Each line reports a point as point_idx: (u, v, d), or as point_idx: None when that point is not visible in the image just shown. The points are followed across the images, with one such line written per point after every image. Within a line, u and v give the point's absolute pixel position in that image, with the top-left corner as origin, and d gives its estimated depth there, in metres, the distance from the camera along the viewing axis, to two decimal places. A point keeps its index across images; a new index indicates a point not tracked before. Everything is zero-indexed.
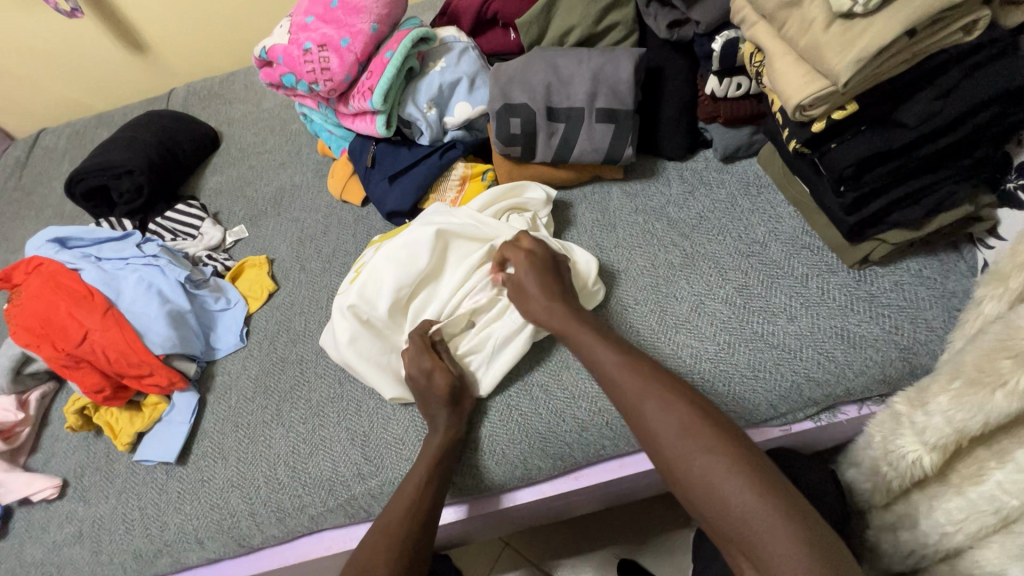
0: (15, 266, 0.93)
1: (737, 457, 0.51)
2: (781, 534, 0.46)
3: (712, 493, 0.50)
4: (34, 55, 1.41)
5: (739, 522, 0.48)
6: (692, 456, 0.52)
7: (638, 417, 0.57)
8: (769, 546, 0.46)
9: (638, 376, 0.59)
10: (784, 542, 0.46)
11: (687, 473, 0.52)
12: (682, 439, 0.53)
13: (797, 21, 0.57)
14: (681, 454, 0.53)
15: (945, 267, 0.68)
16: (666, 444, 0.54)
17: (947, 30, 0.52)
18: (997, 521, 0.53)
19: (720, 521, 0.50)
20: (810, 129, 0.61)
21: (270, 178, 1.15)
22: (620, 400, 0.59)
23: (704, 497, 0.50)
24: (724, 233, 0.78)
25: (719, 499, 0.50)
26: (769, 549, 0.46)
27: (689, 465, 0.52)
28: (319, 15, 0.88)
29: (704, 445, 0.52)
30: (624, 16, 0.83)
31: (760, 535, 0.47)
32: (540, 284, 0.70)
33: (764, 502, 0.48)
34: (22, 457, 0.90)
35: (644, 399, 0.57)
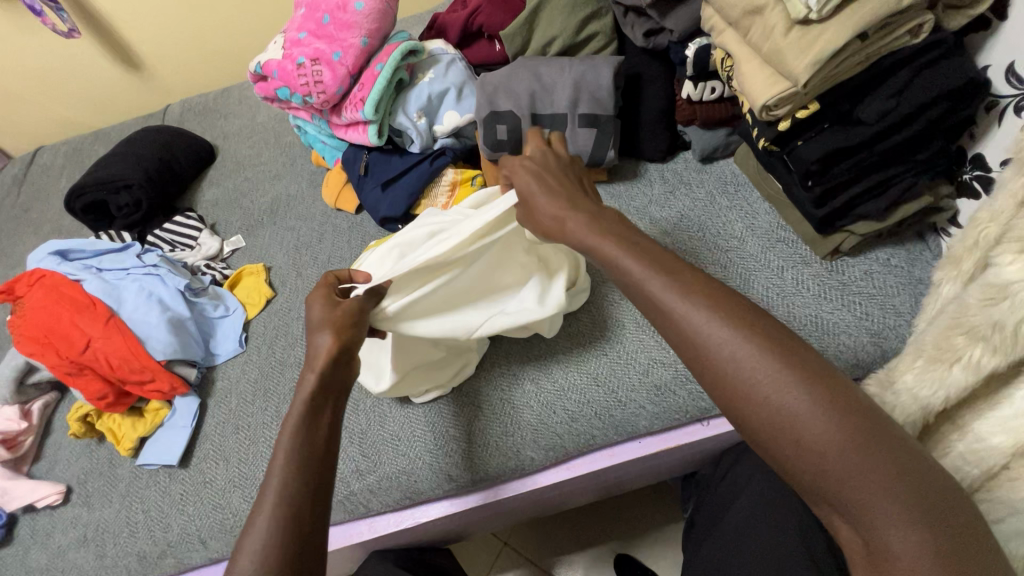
0: (18, 279, 0.96)
1: (826, 399, 0.40)
2: (889, 489, 0.37)
3: (797, 442, 0.39)
4: (32, 75, 1.44)
5: (835, 477, 0.38)
6: (772, 397, 0.41)
7: (699, 355, 0.44)
8: (873, 503, 0.37)
9: (693, 297, 0.46)
10: (892, 500, 0.37)
11: (767, 420, 0.41)
12: (757, 378, 0.41)
13: (759, 28, 0.61)
14: (753, 395, 0.41)
15: (913, 256, 0.72)
16: (737, 387, 0.42)
17: (896, 32, 0.56)
18: (963, 492, 0.55)
19: (806, 474, 0.40)
20: (777, 127, 0.65)
21: (266, 189, 1.18)
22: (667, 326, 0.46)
23: (790, 449, 0.40)
24: (703, 230, 0.82)
25: (807, 449, 0.39)
26: (869, 506, 0.37)
27: (767, 410, 0.41)
28: (311, 31, 0.92)
29: (794, 387, 0.40)
30: (602, 26, 0.87)
31: (861, 491, 0.37)
32: (555, 187, 0.61)
33: (863, 451, 0.38)
34: (26, 465, 0.91)
35: (705, 326, 0.44)
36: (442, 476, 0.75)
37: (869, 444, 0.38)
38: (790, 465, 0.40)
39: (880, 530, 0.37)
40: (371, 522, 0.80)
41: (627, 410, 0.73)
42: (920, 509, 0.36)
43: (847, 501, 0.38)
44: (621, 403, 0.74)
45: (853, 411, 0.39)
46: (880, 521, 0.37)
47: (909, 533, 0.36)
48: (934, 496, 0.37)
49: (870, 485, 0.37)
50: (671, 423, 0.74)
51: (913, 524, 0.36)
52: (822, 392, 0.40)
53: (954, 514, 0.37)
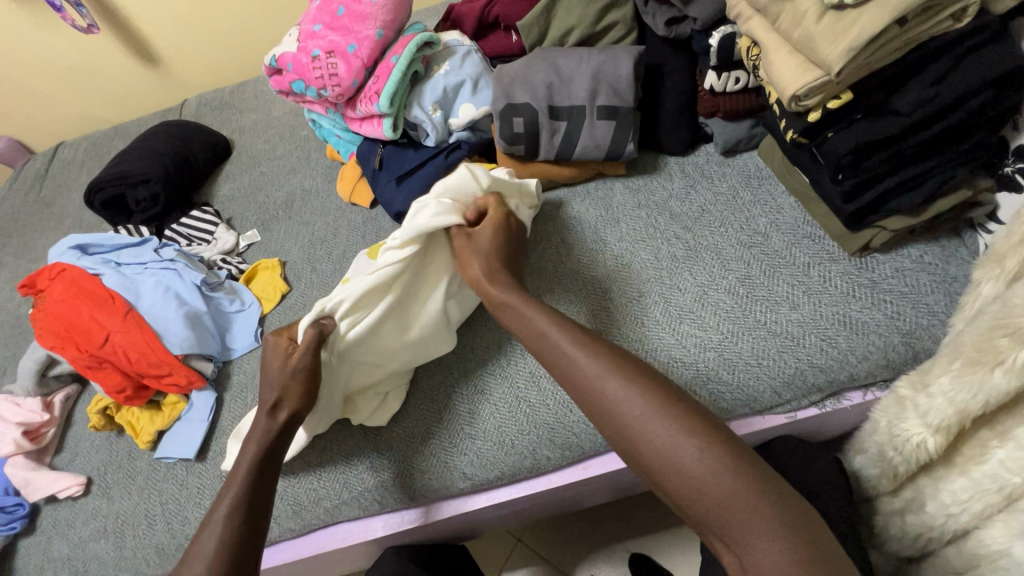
0: (39, 273, 0.97)
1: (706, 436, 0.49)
2: (753, 515, 0.45)
3: (681, 473, 0.48)
4: (53, 71, 1.46)
5: (714, 504, 0.46)
6: (653, 436, 0.50)
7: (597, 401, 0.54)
8: (745, 523, 0.45)
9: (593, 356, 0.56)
10: (762, 520, 0.45)
11: (657, 457, 0.49)
12: (646, 420, 0.51)
13: (790, 14, 0.59)
14: (644, 435, 0.50)
15: (947, 253, 0.69)
16: (626, 426, 0.52)
17: (939, 16, 0.53)
18: (1001, 500, 0.53)
19: (689, 502, 0.48)
20: (807, 118, 0.62)
21: (281, 183, 1.18)
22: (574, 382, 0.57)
23: (675, 481, 0.48)
24: (726, 226, 0.79)
25: (688, 480, 0.47)
26: (739, 524, 0.45)
27: (655, 446, 0.50)
28: (326, 23, 0.91)
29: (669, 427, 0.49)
30: (623, 15, 0.85)
31: (734, 514, 0.46)
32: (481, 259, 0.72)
33: (730, 481, 0.46)
34: (48, 457, 0.93)
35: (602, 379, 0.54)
36: (457, 474, 0.74)
37: (741, 471, 0.47)
38: (676, 495, 0.49)
39: (752, 548, 0.44)
40: (385, 519, 0.79)
41: None
42: (782, 525, 0.44)
43: (722, 524, 0.46)
44: None
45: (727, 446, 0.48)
46: (748, 538, 0.45)
47: (778, 547, 0.43)
48: (798, 519, 0.45)
49: (745, 507, 0.45)
50: None
51: (779, 539, 0.44)
52: (702, 432, 0.49)
53: (816, 537, 0.44)
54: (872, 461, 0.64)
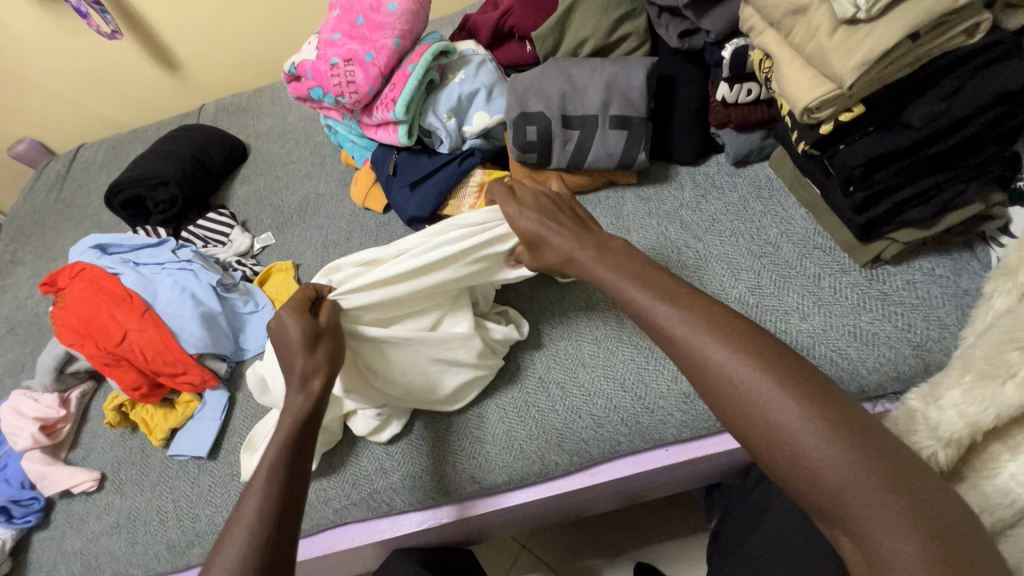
0: (60, 271, 0.99)
1: (832, 422, 0.45)
2: (886, 505, 0.42)
3: (806, 462, 0.44)
4: (76, 75, 1.50)
5: (838, 493, 0.43)
6: (768, 416, 0.46)
7: (702, 369, 0.51)
8: (872, 517, 0.42)
9: (711, 322, 0.52)
10: (891, 513, 0.41)
11: (776, 441, 0.46)
12: (771, 396, 0.47)
13: (803, 28, 0.59)
14: (766, 417, 0.46)
15: (958, 266, 0.69)
16: (737, 397, 0.48)
17: (953, 31, 0.54)
18: (1014, 515, 0.53)
19: (813, 491, 0.44)
20: (818, 131, 0.63)
21: (296, 187, 1.20)
22: (678, 355, 0.53)
23: (798, 467, 0.45)
24: (736, 235, 0.80)
25: (815, 468, 0.44)
26: (861, 513, 0.42)
27: (769, 423, 0.46)
28: (345, 32, 0.93)
29: (792, 403, 0.46)
30: (636, 27, 0.86)
31: (863, 506, 0.42)
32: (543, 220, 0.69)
33: (860, 466, 0.43)
34: (63, 452, 0.94)
35: (712, 347, 0.51)
36: (466, 477, 0.75)
37: (870, 462, 0.43)
38: (794, 483, 0.45)
39: (879, 543, 0.41)
40: (393, 521, 0.80)
41: (654, 418, 0.72)
42: (911, 517, 0.41)
43: (847, 514, 0.43)
44: (647, 410, 0.72)
45: (855, 433, 0.44)
46: (876, 530, 0.42)
47: (909, 544, 0.40)
48: (935, 510, 0.42)
49: (870, 500, 0.42)
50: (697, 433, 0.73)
51: (909, 537, 0.41)
52: (829, 414, 0.45)
53: (950, 533, 0.41)
54: None
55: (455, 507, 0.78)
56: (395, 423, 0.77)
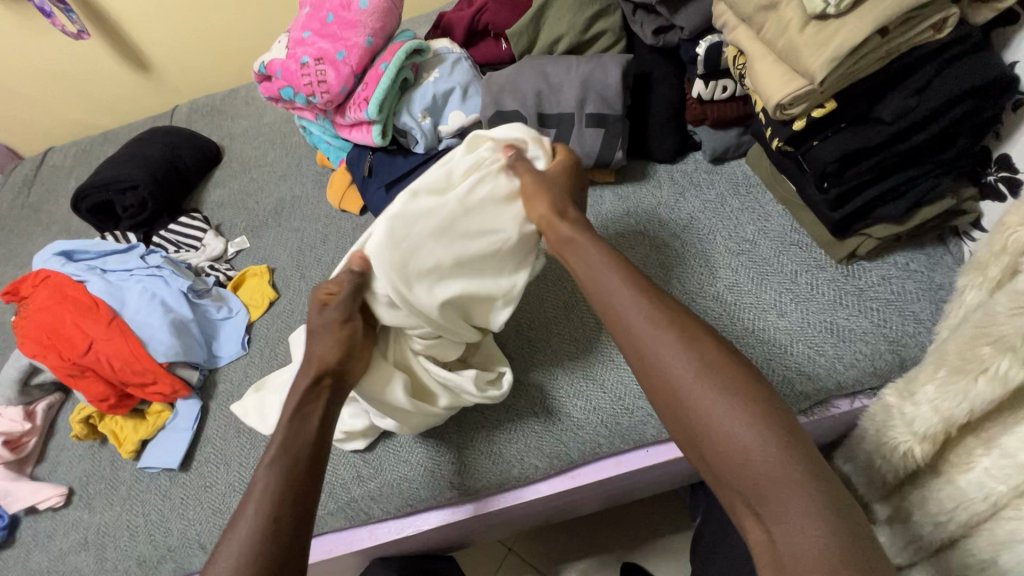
0: (22, 280, 0.96)
1: (755, 408, 0.46)
2: (796, 498, 0.42)
3: (721, 440, 0.46)
4: (42, 76, 1.45)
5: (754, 477, 0.44)
6: (696, 404, 0.48)
7: (648, 355, 0.52)
8: (786, 502, 0.42)
9: (655, 313, 0.54)
10: (800, 505, 0.42)
11: (700, 427, 0.47)
12: (696, 386, 0.48)
13: (774, 24, 0.59)
14: (690, 399, 0.48)
15: (932, 260, 0.69)
16: (671, 386, 0.50)
17: (919, 27, 0.54)
18: (988, 509, 0.53)
19: (729, 474, 0.45)
20: (791, 127, 0.63)
21: (271, 190, 1.18)
22: (629, 342, 0.54)
23: (715, 452, 0.46)
24: (714, 233, 0.80)
25: (730, 448, 0.45)
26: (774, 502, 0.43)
27: (699, 413, 0.47)
28: (315, 30, 0.91)
29: (717, 391, 0.47)
30: (611, 24, 0.85)
31: (776, 488, 0.43)
32: (544, 193, 0.67)
33: (778, 459, 0.43)
34: (30, 466, 0.91)
35: (656, 334, 0.52)
36: (443, 483, 0.73)
37: (788, 450, 0.44)
38: (715, 465, 0.46)
39: (788, 530, 0.41)
40: (372, 530, 0.78)
41: (633, 418, 0.71)
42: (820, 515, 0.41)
43: (761, 502, 0.43)
44: (627, 411, 0.71)
45: (777, 423, 0.45)
46: (785, 522, 0.42)
47: (816, 539, 0.40)
48: (843, 512, 0.41)
49: (785, 486, 0.42)
50: None
51: (816, 521, 0.41)
52: (755, 410, 0.46)
53: (852, 524, 0.41)
54: (860, 470, 0.64)
55: (435, 513, 0.76)
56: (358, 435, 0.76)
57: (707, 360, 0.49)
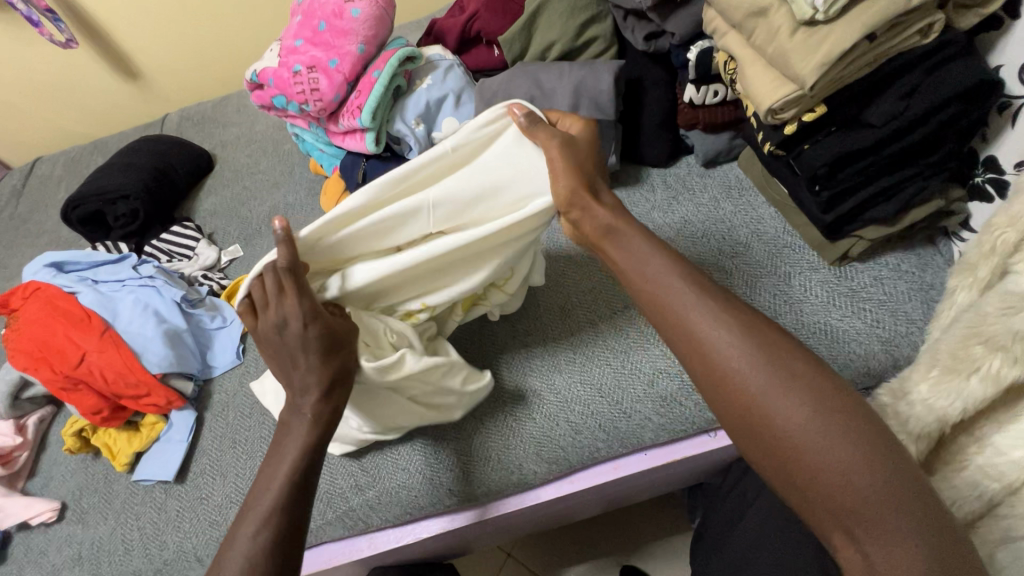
0: (12, 292, 0.95)
1: (837, 418, 0.43)
2: (895, 511, 0.41)
3: (807, 459, 0.43)
4: (30, 86, 1.44)
5: (846, 495, 0.42)
6: (776, 420, 0.45)
7: (710, 367, 0.48)
8: (878, 515, 0.41)
9: (709, 314, 0.50)
10: (895, 516, 0.40)
11: (781, 442, 0.44)
12: (773, 401, 0.45)
13: (763, 30, 0.60)
14: (769, 413, 0.45)
15: (922, 261, 0.70)
16: (744, 399, 0.46)
17: (907, 32, 0.55)
18: (982, 507, 0.53)
19: (814, 492, 0.43)
20: (783, 131, 0.64)
21: (264, 198, 1.17)
22: (684, 348, 0.51)
23: (801, 470, 0.43)
24: (707, 236, 0.80)
25: (819, 468, 0.42)
26: (871, 518, 0.41)
27: (781, 427, 0.44)
28: (307, 38, 0.91)
29: (795, 400, 0.45)
30: (603, 30, 0.86)
31: (875, 505, 0.41)
32: (571, 173, 0.61)
33: (873, 470, 0.42)
34: (21, 482, 0.90)
35: (718, 341, 0.48)
36: (442, 490, 0.73)
37: (881, 460, 0.42)
38: (802, 482, 0.44)
39: (884, 544, 0.40)
40: (370, 538, 0.78)
41: (631, 422, 0.72)
42: (916, 525, 0.40)
43: (849, 517, 0.41)
44: (625, 415, 0.72)
45: (868, 434, 0.43)
46: (884, 535, 0.40)
47: (915, 551, 0.39)
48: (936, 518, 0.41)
49: (879, 499, 0.41)
50: (676, 435, 0.73)
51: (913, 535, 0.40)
52: (837, 419, 0.43)
53: (948, 538, 0.40)
54: None
55: (434, 521, 0.76)
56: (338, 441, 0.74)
57: (783, 373, 0.46)
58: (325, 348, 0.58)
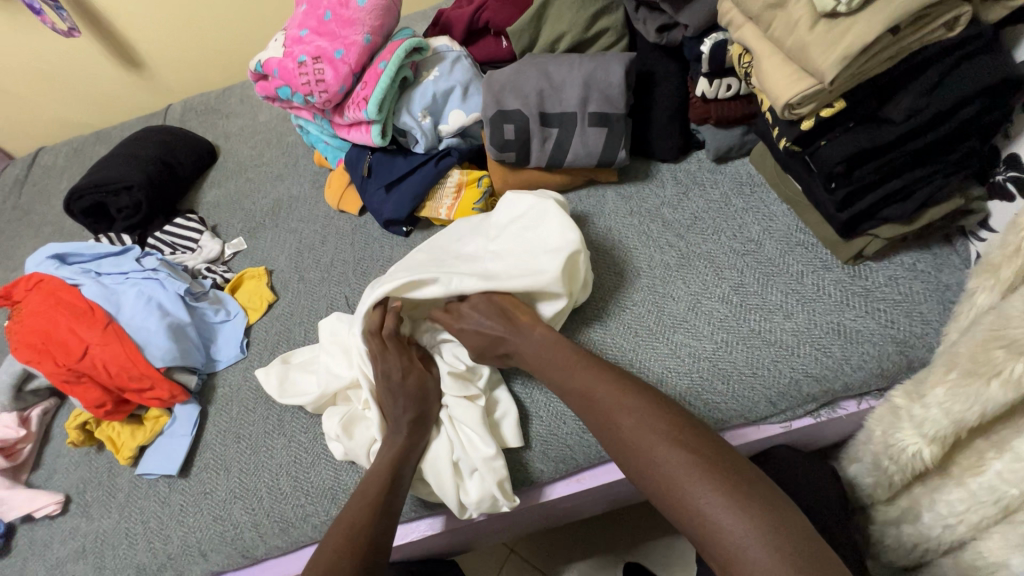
0: (15, 284, 0.94)
1: (697, 455, 0.51)
2: (737, 518, 0.46)
3: (665, 482, 0.51)
4: (33, 75, 1.43)
5: (692, 507, 0.49)
6: (642, 451, 0.53)
7: (597, 418, 0.58)
8: (722, 530, 0.46)
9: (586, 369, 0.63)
10: (742, 528, 0.46)
11: (645, 471, 0.53)
12: (636, 435, 0.54)
13: (782, 22, 0.58)
14: (648, 453, 0.53)
15: (939, 260, 0.69)
16: (621, 441, 0.55)
17: (930, 26, 0.53)
18: (998, 512, 0.52)
19: (690, 519, 0.49)
20: (799, 127, 0.62)
21: (268, 190, 1.16)
22: (577, 402, 0.61)
23: (662, 490, 0.51)
24: (718, 233, 0.79)
25: (672, 486, 0.50)
26: (722, 531, 0.46)
27: (645, 457, 0.53)
28: (312, 28, 0.90)
29: (653, 432, 0.54)
30: (613, 22, 0.84)
31: (712, 520, 0.47)
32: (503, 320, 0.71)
33: (714, 484, 0.48)
34: (25, 474, 0.90)
35: (599, 392, 0.59)
36: None
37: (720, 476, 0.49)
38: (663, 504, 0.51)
39: (736, 558, 0.45)
40: None
41: None
42: (763, 527, 0.45)
43: (705, 535, 0.48)
44: None
45: (708, 456, 0.51)
46: (731, 546, 0.46)
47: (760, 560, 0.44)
48: (776, 518, 0.46)
49: (719, 513, 0.47)
50: None
51: (766, 546, 0.44)
52: (684, 444, 0.52)
53: (803, 549, 0.44)
54: (866, 470, 0.63)
55: (440, 518, 0.76)
56: (358, 430, 0.74)
57: (656, 427, 0.54)
58: (417, 395, 0.71)
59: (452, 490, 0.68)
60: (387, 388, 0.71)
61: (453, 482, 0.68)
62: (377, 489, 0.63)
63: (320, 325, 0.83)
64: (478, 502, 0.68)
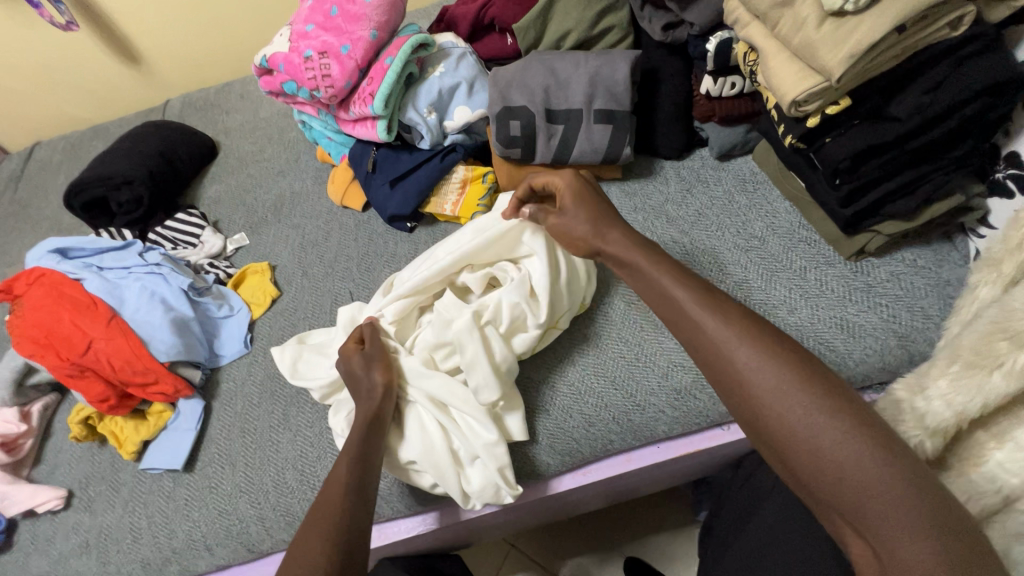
0: (16, 278, 0.93)
1: (863, 428, 0.42)
2: (904, 506, 0.39)
3: (817, 456, 0.42)
4: (30, 69, 1.41)
5: (851, 487, 0.41)
6: (793, 414, 0.44)
7: (728, 369, 0.48)
8: (882, 517, 0.40)
9: (719, 315, 0.51)
10: (907, 518, 0.39)
11: (796, 442, 0.43)
12: (787, 398, 0.44)
13: (789, 20, 0.59)
14: (802, 426, 0.43)
15: (939, 257, 0.70)
16: (763, 401, 0.46)
17: (936, 25, 0.54)
18: (999, 501, 0.53)
19: (836, 498, 0.42)
20: (805, 124, 0.63)
21: (270, 185, 1.16)
22: (701, 347, 0.51)
23: (812, 465, 0.43)
24: (722, 229, 0.80)
25: (834, 463, 0.42)
26: (885, 518, 0.39)
27: (796, 426, 0.44)
28: (318, 23, 0.89)
29: (808, 400, 0.44)
30: (620, 20, 0.85)
31: (873, 503, 0.40)
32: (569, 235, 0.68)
33: (880, 465, 0.41)
34: (26, 469, 0.89)
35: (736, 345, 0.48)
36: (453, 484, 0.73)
37: (887, 456, 0.41)
38: (805, 479, 0.43)
39: (892, 547, 0.39)
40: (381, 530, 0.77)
41: (645, 415, 0.71)
42: (927, 519, 0.39)
43: (856, 517, 0.41)
44: (638, 408, 0.72)
45: (870, 430, 0.42)
46: (886, 534, 0.39)
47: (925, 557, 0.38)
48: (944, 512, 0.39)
49: (885, 498, 0.40)
50: (689, 429, 0.72)
51: (934, 545, 0.38)
52: (845, 415, 0.43)
53: (973, 548, 0.38)
54: None
55: (446, 511, 0.76)
56: None
57: (818, 393, 0.44)
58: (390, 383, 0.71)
59: (454, 479, 0.68)
60: (358, 384, 0.71)
61: (454, 472, 0.69)
62: (352, 470, 0.62)
63: (340, 311, 0.82)
64: (480, 491, 0.69)
